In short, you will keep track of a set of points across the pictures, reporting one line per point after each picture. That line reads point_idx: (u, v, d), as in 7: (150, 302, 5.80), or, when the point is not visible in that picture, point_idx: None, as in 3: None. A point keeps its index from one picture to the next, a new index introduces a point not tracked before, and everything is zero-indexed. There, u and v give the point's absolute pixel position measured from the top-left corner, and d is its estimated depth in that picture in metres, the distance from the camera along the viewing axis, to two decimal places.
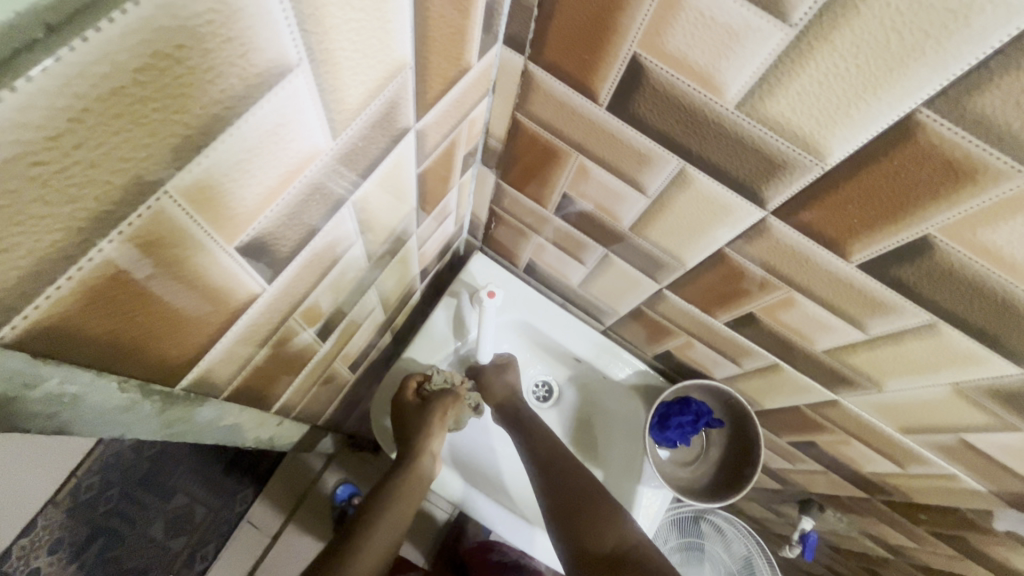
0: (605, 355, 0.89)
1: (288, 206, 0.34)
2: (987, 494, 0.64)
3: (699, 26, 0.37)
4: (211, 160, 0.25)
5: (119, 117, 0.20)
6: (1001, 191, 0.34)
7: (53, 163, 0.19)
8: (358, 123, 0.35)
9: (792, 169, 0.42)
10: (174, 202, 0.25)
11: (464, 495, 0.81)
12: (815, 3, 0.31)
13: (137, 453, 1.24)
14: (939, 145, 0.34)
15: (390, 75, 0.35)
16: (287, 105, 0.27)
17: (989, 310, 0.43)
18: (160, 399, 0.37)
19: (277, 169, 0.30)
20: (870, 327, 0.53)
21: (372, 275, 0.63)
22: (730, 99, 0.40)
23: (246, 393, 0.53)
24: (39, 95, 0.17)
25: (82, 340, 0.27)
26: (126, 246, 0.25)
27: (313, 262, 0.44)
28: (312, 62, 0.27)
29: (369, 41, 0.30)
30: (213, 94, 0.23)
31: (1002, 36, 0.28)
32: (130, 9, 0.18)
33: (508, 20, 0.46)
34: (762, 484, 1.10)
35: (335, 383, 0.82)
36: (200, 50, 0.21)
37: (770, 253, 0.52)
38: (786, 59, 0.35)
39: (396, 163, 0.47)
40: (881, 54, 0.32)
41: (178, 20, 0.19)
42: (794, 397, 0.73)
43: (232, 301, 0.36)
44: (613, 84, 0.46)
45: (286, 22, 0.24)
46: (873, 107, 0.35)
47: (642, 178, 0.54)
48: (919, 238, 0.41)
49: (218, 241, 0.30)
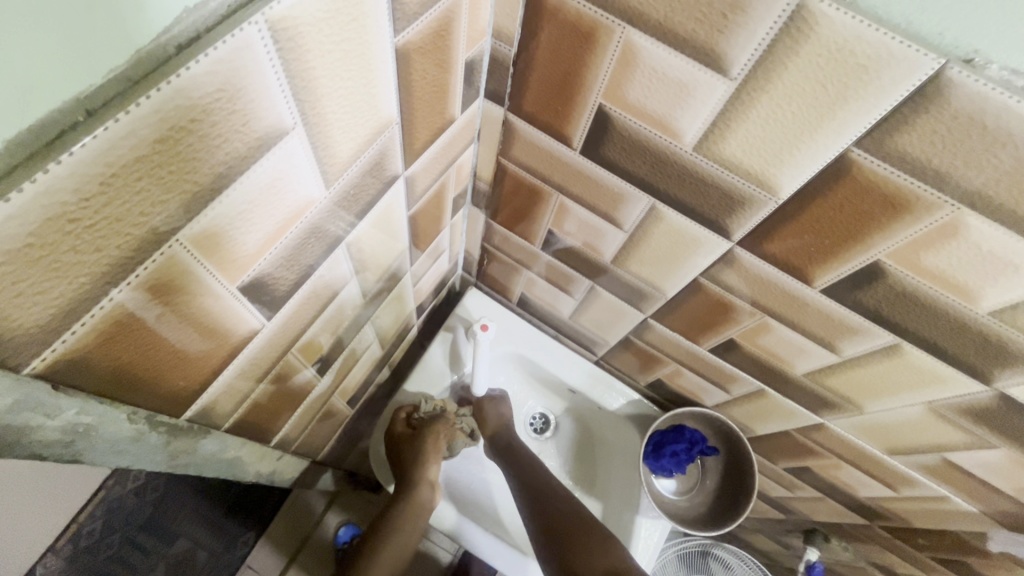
0: (599, 385, 0.91)
1: (286, 249, 0.38)
2: (979, 515, 0.64)
3: (653, 80, 0.41)
4: (217, 211, 0.29)
5: (140, 179, 0.24)
6: (933, 220, 0.38)
7: (84, 220, 0.22)
8: (350, 172, 0.39)
9: (749, 204, 0.46)
10: (184, 249, 0.29)
11: (456, 526, 0.83)
12: (748, 60, 0.36)
13: (140, 497, 1.25)
14: (874, 180, 0.38)
15: (377, 131, 0.40)
16: (284, 163, 0.31)
17: (946, 329, 0.45)
18: (165, 431, 0.40)
19: (275, 217, 0.34)
20: (843, 349, 0.55)
21: (367, 311, 0.66)
22: (688, 142, 0.44)
23: (247, 426, 0.55)
24: (78, 165, 0.21)
25: (99, 373, 0.30)
26: (142, 288, 0.28)
27: (310, 299, 0.48)
28: (305, 125, 0.31)
29: (357, 104, 0.35)
30: (220, 156, 0.27)
31: (909, 85, 0.32)
32: (154, 94, 0.22)
33: (488, 76, 0.51)
34: (764, 515, 1.09)
35: (334, 418, 0.84)
36: (209, 122, 0.25)
37: (742, 281, 0.55)
38: (731, 107, 0.39)
39: (387, 207, 0.51)
40: (812, 102, 0.36)
41: (192, 100, 0.23)
42: (784, 422, 0.74)
43: (233, 338, 0.40)
44: (584, 131, 0.50)
45: (282, 93, 0.28)
46: (811, 147, 0.39)
47: (618, 214, 0.58)
48: (871, 263, 0.44)
49: (221, 282, 0.34)
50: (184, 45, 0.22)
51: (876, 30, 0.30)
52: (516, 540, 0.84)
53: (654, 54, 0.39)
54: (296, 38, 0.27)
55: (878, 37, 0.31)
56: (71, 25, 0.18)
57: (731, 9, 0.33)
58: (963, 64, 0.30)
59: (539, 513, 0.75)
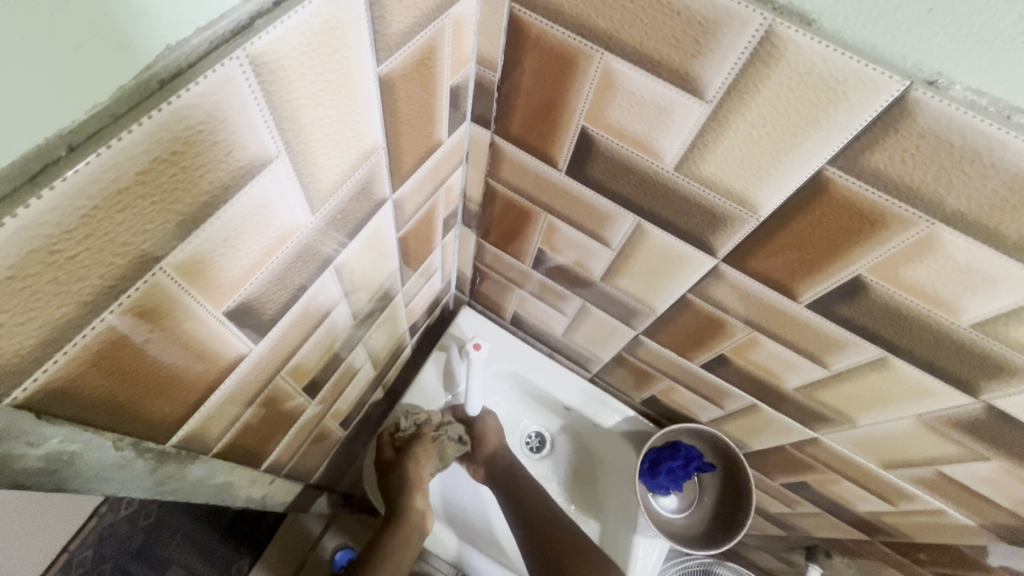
0: (593, 403, 0.90)
1: (273, 273, 0.38)
2: (977, 528, 0.64)
3: (633, 103, 0.42)
4: (202, 239, 0.30)
5: (123, 210, 0.24)
6: (909, 235, 0.38)
7: (67, 252, 0.23)
8: (336, 197, 0.40)
9: (732, 221, 0.47)
10: (168, 276, 0.29)
11: (459, 552, 0.83)
12: (722, 83, 0.37)
13: (133, 525, 1.23)
14: (850, 197, 0.39)
15: (363, 156, 0.40)
16: (268, 190, 0.32)
17: (929, 341, 0.46)
18: (152, 458, 0.40)
19: (261, 243, 0.35)
20: (832, 363, 0.55)
21: (359, 332, 0.66)
22: (669, 162, 0.45)
23: (238, 450, 0.55)
24: (60, 198, 0.21)
25: (83, 401, 0.30)
26: (126, 314, 0.29)
27: (300, 321, 0.48)
28: (289, 153, 0.32)
29: (342, 131, 0.36)
30: (203, 185, 0.27)
31: (878, 105, 0.33)
32: (136, 128, 0.22)
33: (474, 101, 0.53)
34: (765, 532, 1.07)
35: (327, 440, 0.83)
36: (192, 153, 0.26)
37: (730, 297, 0.55)
38: (708, 128, 0.40)
39: (376, 229, 0.52)
40: (785, 123, 0.37)
41: (174, 132, 0.24)
42: (779, 437, 0.74)
43: (220, 362, 0.40)
44: (568, 152, 0.51)
45: (265, 124, 0.29)
46: (788, 166, 0.39)
47: (605, 233, 0.58)
48: (853, 278, 0.45)
49: (206, 308, 0.34)
50: (168, 80, 0.23)
51: (842, 54, 0.31)
52: (515, 562, 0.85)
53: (632, 78, 0.40)
54: (278, 71, 0.27)
55: (844, 60, 0.32)
56: (55, 67, 0.19)
57: (704, 35, 0.35)
58: (927, 85, 0.31)
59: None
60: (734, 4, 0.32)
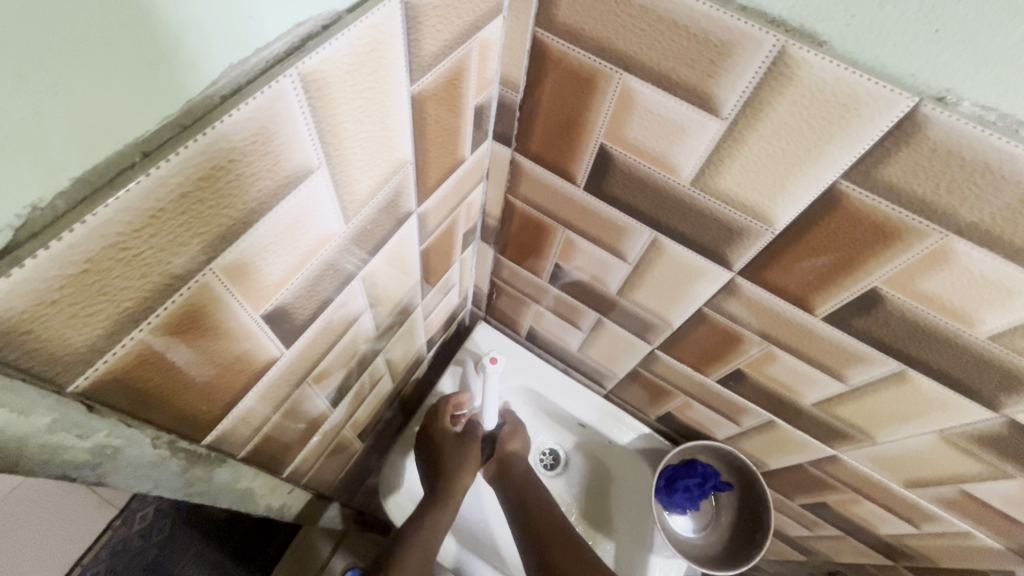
0: (608, 419, 0.90)
1: (307, 280, 0.40)
2: (1005, 551, 0.62)
3: (650, 120, 0.44)
4: (245, 245, 0.31)
5: (183, 213, 0.26)
6: (924, 247, 0.39)
7: (133, 249, 0.25)
8: (367, 208, 0.42)
9: (748, 234, 0.48)
10: (216, 277, 0.31)
11: (458, 558, 0.86)
12: (738, 101, 0.38)
13: (145, 539, 1.26)
14: (864, 210, 0.40)
15: (393, 170, 0.43)
16: (308, 200, 0.34)
17: (948, 354, 0.46)
18: (184, 457, 0.42)
19: (299, 250, 0.37)
20: (850, 378, 0.55)
21: (379, 344, 0.68)
22: (686, 177, 0.47)
23: (263, 455, 0.56)
24: (133, 200, 0.23)
25: (132, 397, 0.32)
26: (178, 312, 0.30)
27: (327, 330, 0.50)
28: (328, 164, 0.34)
29: (376, 145, 0.38)
30: (253, 192, 0.30)
31: (891, 119, 0.34)
32: (200, 138, 0.25)
33: (496, 120, 0.55)
34: (784, 557, 1.04)
35: (345, 452, 0.84)
36: (245, 162, 0.28)
37: (746, 311, 0.56)
38: (724, 144, 0.42)
39: (401, 242, 0.54)
40: (799, 138, 0.38)
41: (231, 143, 0.26)
42: (796, 456, 0.73)
43: (255, 363, 0.41)
44: (587, 168, 0.53)
45: (310, 137, 0.31)
46: (802, 179, 0.41)
47: (622, 247, 0.60)
48: (869, 290, 0.45)
49: (247, 309, 0.36)
50: (229, 95, 0.26)
51: (853, 72, 0.33)
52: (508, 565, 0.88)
53: (651, 97, 0.42)
54: (323, 88, 0.30)
55: (855, 78, 0.33)
56: (132, 83, 0.22)
57: (719, 56, 0.36)
58: (937, 101, 0.32)
59: (534, 555, 0.74)
60: (747, 26, 0.34)
